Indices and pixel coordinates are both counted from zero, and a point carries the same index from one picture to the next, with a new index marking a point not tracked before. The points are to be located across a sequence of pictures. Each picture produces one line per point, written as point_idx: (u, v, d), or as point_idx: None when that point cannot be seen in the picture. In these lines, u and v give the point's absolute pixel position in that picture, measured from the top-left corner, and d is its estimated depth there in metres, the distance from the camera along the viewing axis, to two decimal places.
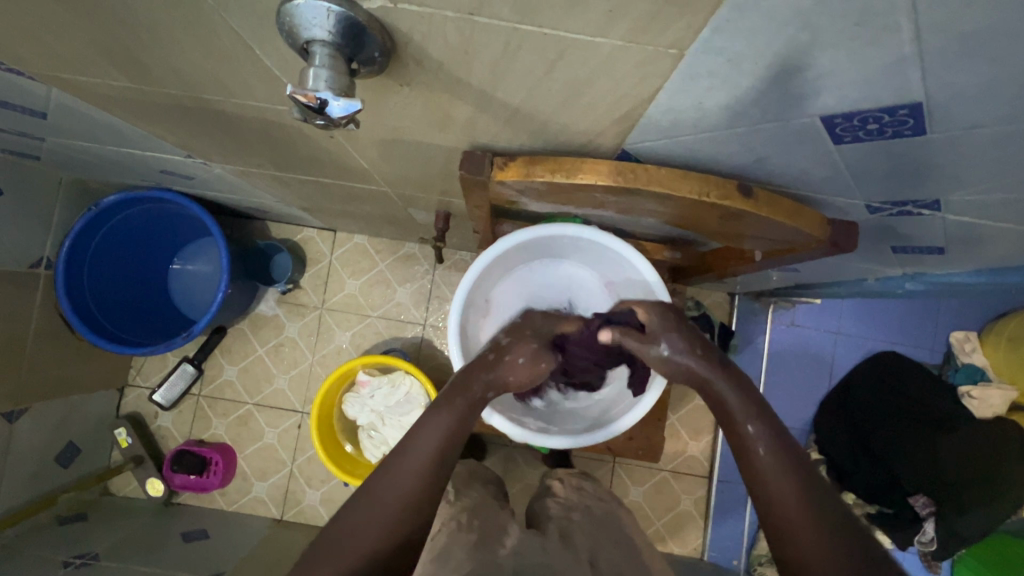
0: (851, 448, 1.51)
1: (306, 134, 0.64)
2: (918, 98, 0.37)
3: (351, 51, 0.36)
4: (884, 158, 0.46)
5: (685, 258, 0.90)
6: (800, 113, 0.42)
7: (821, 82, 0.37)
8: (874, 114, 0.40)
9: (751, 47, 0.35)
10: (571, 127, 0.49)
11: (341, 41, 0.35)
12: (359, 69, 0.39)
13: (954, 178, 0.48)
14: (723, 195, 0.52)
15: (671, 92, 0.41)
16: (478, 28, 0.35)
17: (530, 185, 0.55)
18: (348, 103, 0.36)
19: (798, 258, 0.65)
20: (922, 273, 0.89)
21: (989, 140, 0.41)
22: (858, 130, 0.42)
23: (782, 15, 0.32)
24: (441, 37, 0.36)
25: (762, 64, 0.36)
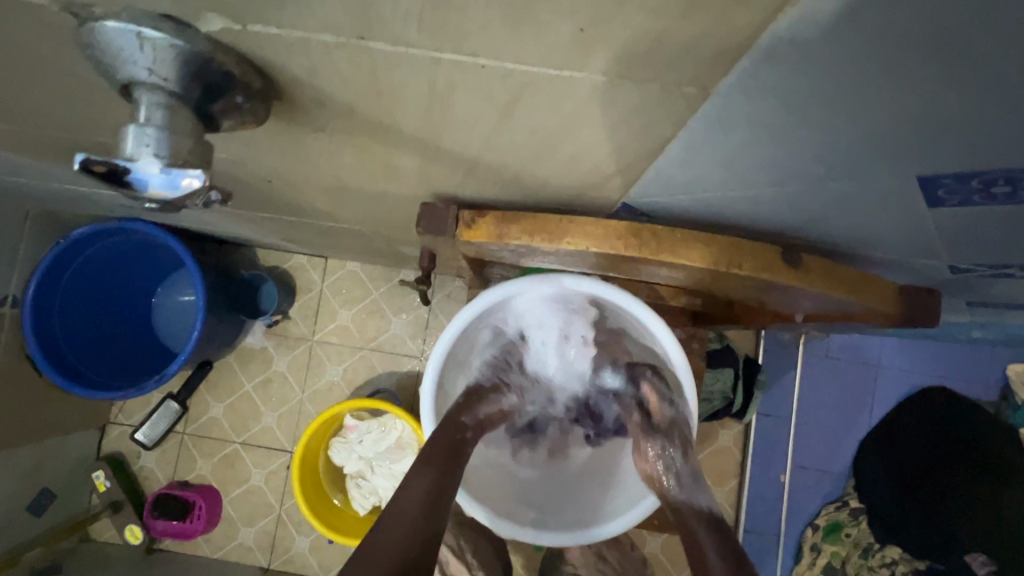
0: (892, 488, 1.36)
1: (241, 178, 0.53)
2: None
3: (198, 99, 0.31)
4: (994, 223, 0.34)
5: (706, 305, 0.77)
6: (890, 164, 0.30)
7: (925, 129, 0.27)
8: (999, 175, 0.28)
9: (817, 81, 0.25)
10: (550, 181, 0.38)
11: (180, 87, 0.29)
12: (221, 118, 0.33)
13: None
14: (762, 265, 0.39)
15: (711, 123, 0.30)
16: (382, 57, 0.26)
17: (505, 248, 0.43)
18: (178, 170, 0.30)
19: (853, 325, 0.52)
20: (995, 323, 0.74)
21: None
22: (972, 193, 0.31)
23: (860, 38, 0.22)
24: (334, 68, 0.28)
25: (830, 103, 0.26)
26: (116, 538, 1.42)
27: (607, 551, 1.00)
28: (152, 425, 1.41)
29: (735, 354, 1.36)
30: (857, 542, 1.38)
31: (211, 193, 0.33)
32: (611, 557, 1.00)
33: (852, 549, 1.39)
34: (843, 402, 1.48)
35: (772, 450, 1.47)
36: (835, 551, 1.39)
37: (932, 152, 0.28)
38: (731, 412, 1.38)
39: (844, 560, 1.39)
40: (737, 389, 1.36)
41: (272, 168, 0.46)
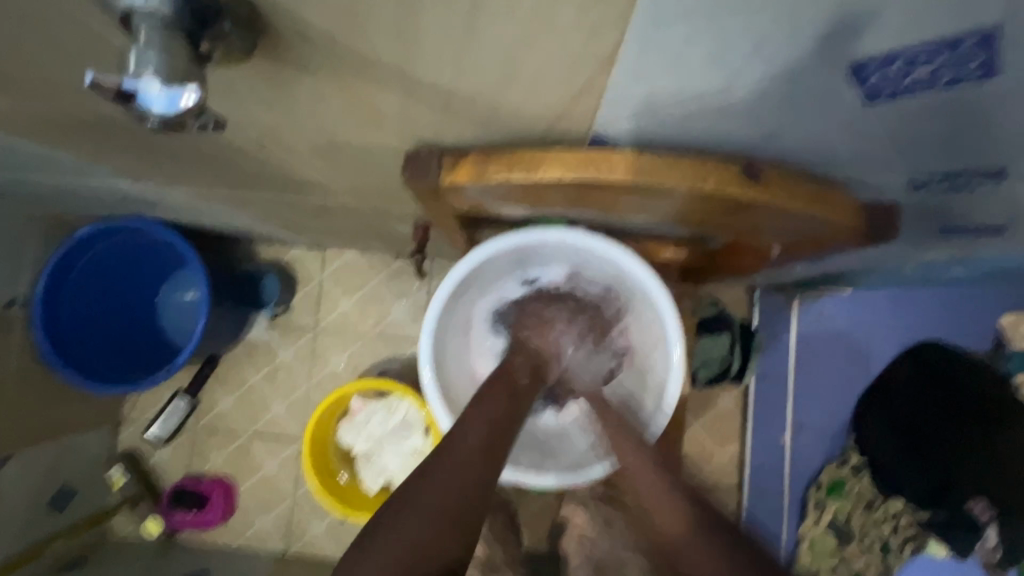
0: (895, 443, 1.36)
1: (235, 146, 0.56)
2: (994, 17, 0.28)
3: (195, 30, 0.32)
4: (936, 114, 0.36)
5: (691, 257, 0.80)
6: (818, 59, 0.32)
7: (857, 14, 0.28)
8: (926, 50, 0.31)
9: None
10: (522, 110, 0.40)
11: (179, 14, 0.31)
12: (211, 57, 0.35)
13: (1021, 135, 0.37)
14: (723, 181, 0.41)
15: (643, 42, 0.31)
16: None
17: (486, 187, 0.45)
18: (178, 88, 0.32)
19: (823, 249, 0.55)
20: (972, 258, 0.76)
21: None
22: (903, 77, 0.33)
23: None
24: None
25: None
26: (136, 532, 1.45)
27: (617, 517, 0.99)
28: (164, 420, 1.45)
29: (730, 318, 1.39)
30: (861, 496, 1.40)
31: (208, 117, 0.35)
32: (621, 522, 0.98)
33: (857, 503, 1.40)
34: (839, 361, 1.50)
35: (772, 411, 1.49)
36: (839, 506, 1.41)
37: (861, 40, 0.30)
38: (730, 375, 1.41)
39: (849, 513, 1.41)
40: (734, 352, 1.39)
41: (263, 127, 0.48)
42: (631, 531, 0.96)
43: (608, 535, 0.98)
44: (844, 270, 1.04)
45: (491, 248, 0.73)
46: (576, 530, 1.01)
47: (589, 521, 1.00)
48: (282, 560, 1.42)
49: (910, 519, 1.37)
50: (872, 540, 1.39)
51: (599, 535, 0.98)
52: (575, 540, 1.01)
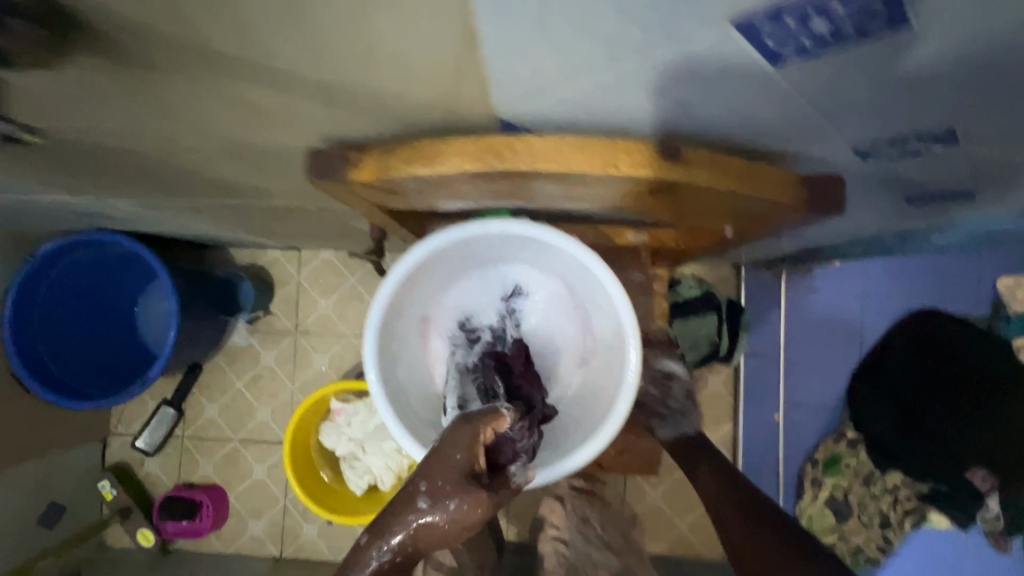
0: (888, 414, 1.34)
1: (147, 157, 0.53)
2: None
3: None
4: (863, 73, 0.31)
5: (654, 239, 0.76)
6: (705, 18, 0.27)
7: None
8: (814, 5, 0.25)
9: None
10: (409, 99, 0.36)
11: None
12: (33, 65, 0.30)
13: (971, 86, 0.32)
14: (638, 162, 0.37)
15: (496, 7, 0.27)
16: None
17: (393, 183, 0.42)
18: None
19: (775, 226, 0.52)
20: (950, 224, 0.72)
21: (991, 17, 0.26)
22: (799, 36, 0.28)
23: None
24: None
25: None
26: (131, 543, 1.46)
27: (591, 515, 0.97)
28: (151, 431, 1.44)
29: (715, 298, 1.35)
30: (857, 472, 1.37)
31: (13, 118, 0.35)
32: (594, 519, 0.97)
33: (852, 479, 1.37)
34: (830, 334, 1.46)
35: (764, 390, 1.46)
36: (835, 483, 1.39)
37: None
38: (718, 356, 1.37)
39: (846, 491, 1.38)
40: (722, 332, 1.36)
41: (154, 133, 0.45)
42: (603, 530, 0.95)
43: (582, 535, 0.93)
44: (824, 243, 1.00)
45: (393, 275, 0.65)
46: (552, 527, 0.96)
47: (564, 516, 0.96)
48: (277, 564, 1.42)
49: (910, 491, 1.33)
50: (870, 517, 1.36)
51: (574, 535, 0.92)
52: (549, 542, 0.94)
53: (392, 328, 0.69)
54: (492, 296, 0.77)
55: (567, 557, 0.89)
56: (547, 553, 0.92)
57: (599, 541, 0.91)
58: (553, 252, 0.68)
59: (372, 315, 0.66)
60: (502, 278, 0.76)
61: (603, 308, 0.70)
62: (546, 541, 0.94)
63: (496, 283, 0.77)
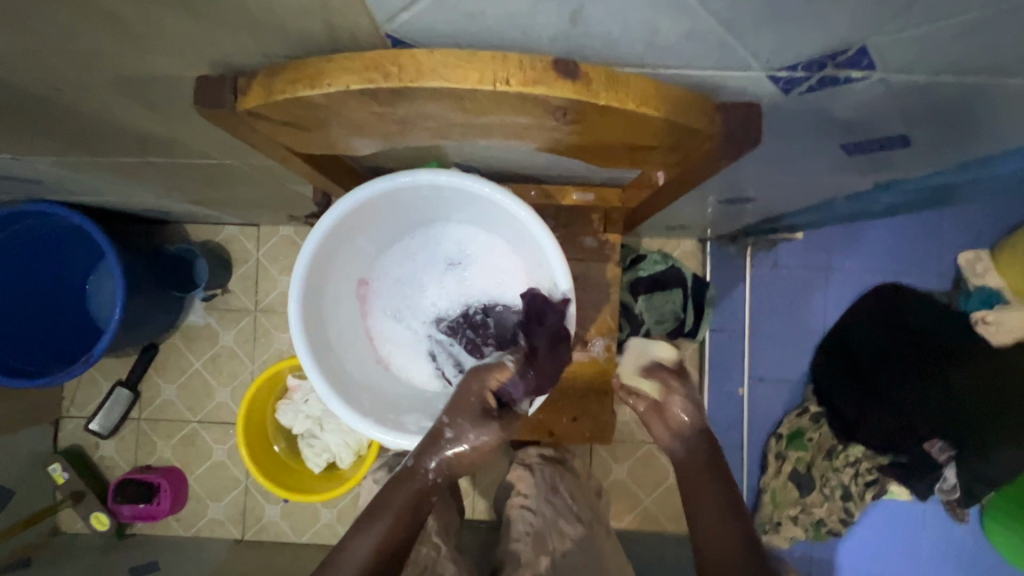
0: (848, 387, 1.35)
1: (38, 97, 0.49)
2: None
3: None
4: None
5: (600, 199, 0.74)
6: None
7: None
8: None
9: None
10: (282, 10, 0.32)
11: None
12: None
13: None
14: (533, 78, 0.34)
15: None
16: None
17: (285, 112, 0.39)
18: None
19: (704, 169, 0.50)
20: (897, 181, 0.71)
21: None
22: None
23: None
24: None
25: None
26: (86, 528, 1.42)
27: (561, 485, 0.95)
28: (106, 413, 1.40)
29: (680, 273, 1.34)
30: (820, 445, 1.38)
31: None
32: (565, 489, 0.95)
33: (815, 453, 1.38)
34: (795, 310, 1.46)
35: (730, 366, 1.46)
36: (799, 457, 1.39)
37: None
38: (684, 332, 1.37)
39: (809, 464, 1.38)
40: (687, 307, 1.35)
41: (29, 63, 0.41)
42: (573, 500, 0.92)
43: (549, 503, 0.91)
44: (780, 210, 0.98)
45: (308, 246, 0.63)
46: (518, 495, 0.95)
47: (532, 484, 0.95)
48: (238, 545, 1.39)
49: (871, 463, 1.32)
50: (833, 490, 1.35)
51: (540, 503, 0.91)
52: (517, 509, 0.92)
53: (321, 303, 0.67)
54: (429, 257, 0.75)
55: (534, 525, 0.87)
56: (515, 520, 0.90)
57: (569, 512, 0.89)
58: (472, 198, 0.66)
59: (294, 293, 0.64)
60: (434, 237, 0.74)
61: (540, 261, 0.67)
62: (513, 509, 0.92)
63: (430, 243, 0.74)
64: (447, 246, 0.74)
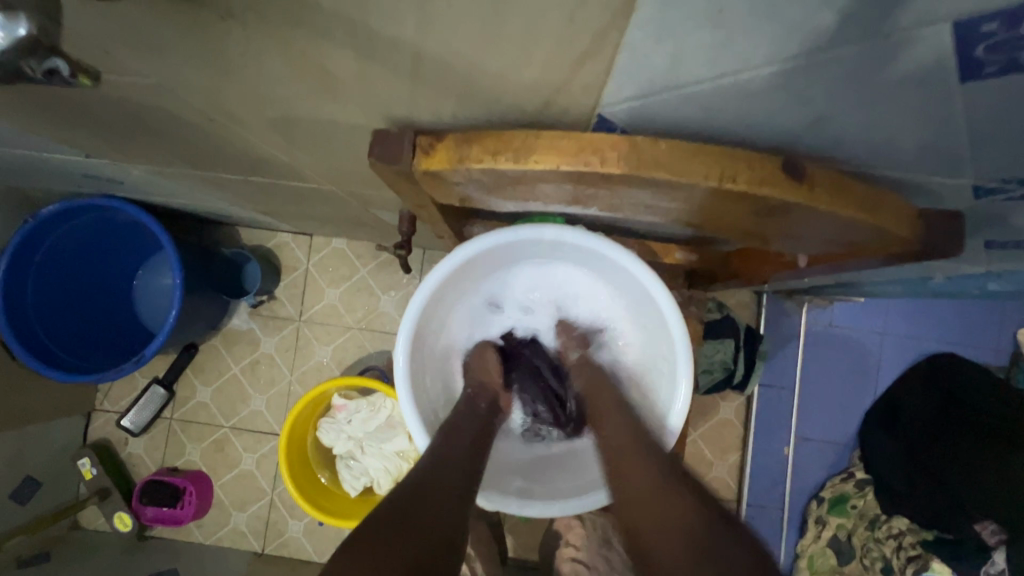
0: (899, 451, 1.30)
1: (177, 119, 0.49)
2: None
3: None
4: None
5: (703, 261, 0.72)
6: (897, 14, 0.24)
7: None
8: None
9: None
10: (508, 85, 0.32)
11: None
12: None
13: None
14: (759, 179, 0.34)
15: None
16: None
17: (468, 176, 0.39)
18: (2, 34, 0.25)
19: (858, 262, 0.49)
20: (1011, 273, 0.69)
21: None
22: (1009, 53, 0.25)
23: None
24: None
25: None
26: (106, 526, 1.39)
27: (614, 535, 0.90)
28: (138, 411, 1.38)
29: (735, 324, 1.32)
30: (863, 514, 1.34)
31: (53, 58, 0.28)
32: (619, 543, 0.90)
33: (858, 522, 1.34)
34: (845, 371, 1.44)
35: (775, 422, 1.42)
36: (840, 523, 1.35)
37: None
38: (732, 384, 1.34)
39: (850, 532, 1.34)
40: (738, 359, 1.33)
41: (199, 99, 0.41)
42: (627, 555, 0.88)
43: (604, 560, 0.88)
44: (862, 279, 0.96)
45: (418, 298, 0.68)
46: (569, 546, 0.92)
47: (584, 537, 0.91)
48: (258, 559, 1.36)
49: (915, 538, 1.25)
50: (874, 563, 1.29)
51: (594, 558, 0.88)
52: (566, 563, 0.90)
53: (419, 350, 0.72)
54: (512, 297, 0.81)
55: None
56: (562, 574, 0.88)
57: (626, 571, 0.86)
58: (569, 252, 0.70)
59: (400, 344, 0.69)
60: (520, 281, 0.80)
61: (649, 310, 0.71)
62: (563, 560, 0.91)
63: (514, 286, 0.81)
64: (532, 286, 0.81)
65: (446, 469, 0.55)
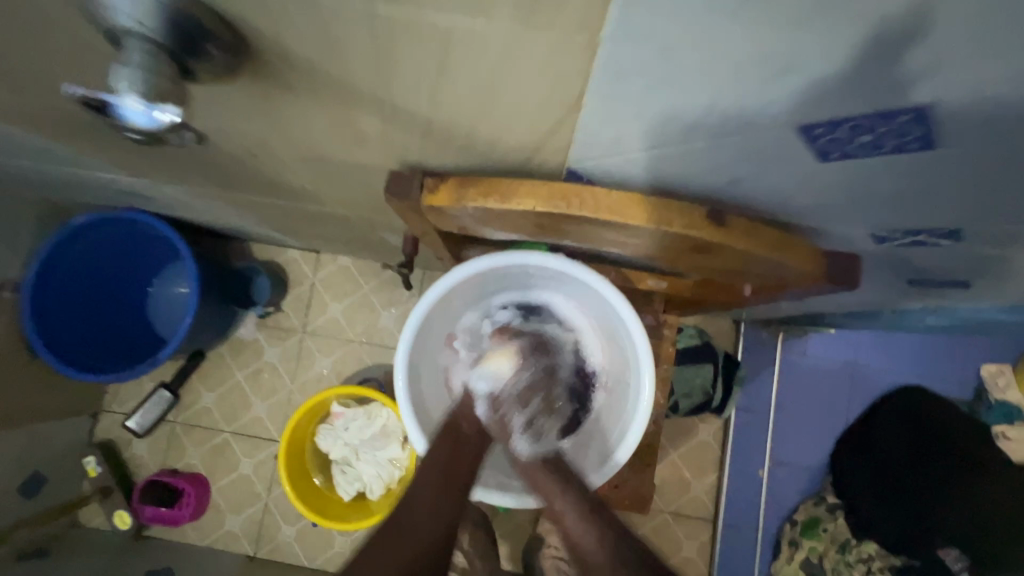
0: (866, 473, 1.38)
1: (225, 151, 0.58)
2: (915, 101, 0.32)
3: (174, 46, 0.34)
4: (886, 178, 0.40)
5: (673, 288, 0.81)
6: (771, 114, 0.35)
7: (793, 85, 0.32)
8: (864, 120, 0.34)
9: (691, 42, 0.29)
10: (497, 141, 0.43)
11: (166, 36, 0.34)
12: (195, 66, 0.37)
13: (954, 189, 0.40)
14: (689, 224, 0.44)
15: (606, 95, 0.35)
16: (333, 16, 0.31)
17: (463, 212, 0.48)
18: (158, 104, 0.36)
19: (791, 295, 0.58)
20: (944, 309, 0.79)
21: (993, 156, 0.36)
22: (849, 139, 0.37)
23: (706, 10, 0.27)
24: (294, 24, 0.33)
25: (724, 66, 0.31)
26: (104, 524, 1.44)
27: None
28: (144, 412, 1.45)
29: (714, 350, 1.40)
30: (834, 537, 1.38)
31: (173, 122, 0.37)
32: None
33: (830, 544, 1.38)
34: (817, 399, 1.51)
35: (751, 445, 1.49)
36: (812, 546, 1.39)
37: (773, 104, 0.34)
38: (710, 407, 1.42)
39: (822, 555, 1.38)
40: (716, 384, 1.40)
41: (251, 136, 0.51)
42: None
43: None
44: (825, 311, 1.05)
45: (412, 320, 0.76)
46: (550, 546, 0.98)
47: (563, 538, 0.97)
48: (249, 562, 1.41)
49: (885, 564, 1.30)
50: None
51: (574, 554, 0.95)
52: (549, 560, 0.97)
53: (416, 364, 0.81)
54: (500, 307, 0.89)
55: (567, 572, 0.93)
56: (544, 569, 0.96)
57: None
58: (544, 272, 0.78)
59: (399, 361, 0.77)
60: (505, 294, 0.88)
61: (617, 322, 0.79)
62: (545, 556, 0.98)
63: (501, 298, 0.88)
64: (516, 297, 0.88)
65: (424, 521, 0.71)
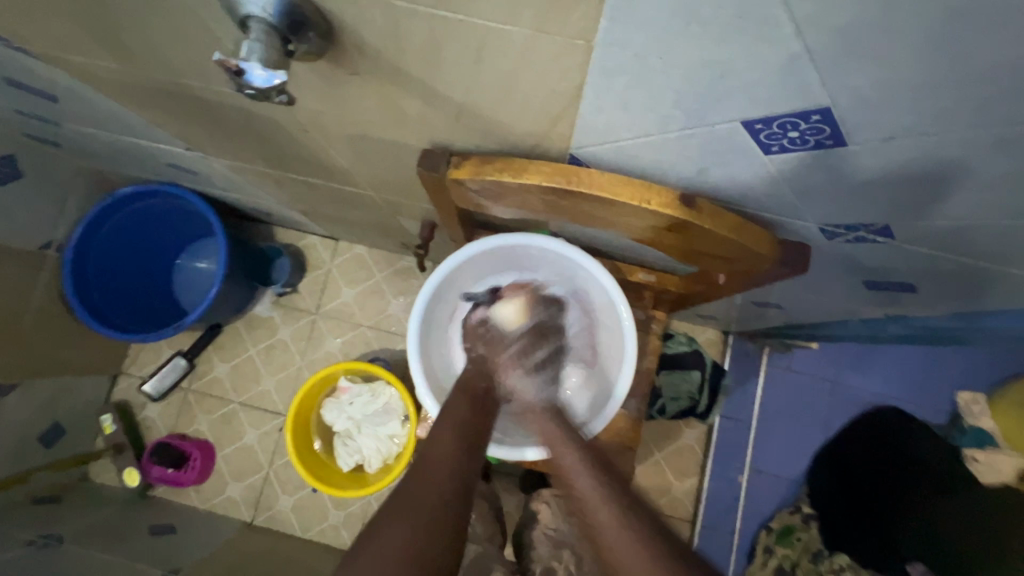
0: (839, 488, 1.48)
1: (281, 125, 0.69)
2: (825, 103, 0.42)
3: (283, 31, 0.44)
4: (819, 169, 0.51)
5: (660, 283, 0.89)
6: (724, 112, 0.45)
7: (738, 88, 0.42)
8: (791, 119, 0.44)
9: (660, 50, 0.39)
10: (514, 125, 0.53)
11: (277, 22, 0.43)
12: (295, 49, 0.46)
13: (876, 177, 0.50)
14: (665, 203, 0.54)
15: (598, 89, 0.45)
16: (400, 15, 0.41)
17: (482, 184, 0.57)
18: (272, 71, 0.44)
19: (755, 281, 0.67)
20: (904, 316, 0.89)
21: (898, 150, 0.46)
22: (785, 134, 0.46)
23: (671, 24, 0.37)
24: (369, 19, 0.43)
25: (685, 69, 0.41)
26: (113, 481, 1.52)
27: None
28: (160, 378, 1.54)
29: (702, 357, 1.47)
30: (807, 546, 1.45)
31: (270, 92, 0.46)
32: None
33: (803, 552, 1.45)
34: (800, 413, 1.56)
35: (734, 452, 1.55)
36: (786, 553, 1.45)
37: (723, 103, 0.44)
38: (695, 412, 1.50)
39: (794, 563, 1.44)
40: (702, 391, 1.49)
41: (308, 113, 0.61)
42: None
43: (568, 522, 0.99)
44: (805, 321, 1.14)
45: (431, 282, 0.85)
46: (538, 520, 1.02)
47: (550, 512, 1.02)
48: (247, 527, 1.48)
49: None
50: None
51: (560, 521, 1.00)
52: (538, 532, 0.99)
53: (427, 328, 0.89)
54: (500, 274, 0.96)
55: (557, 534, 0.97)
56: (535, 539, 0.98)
57: None
58: (552, 256, 0.88)
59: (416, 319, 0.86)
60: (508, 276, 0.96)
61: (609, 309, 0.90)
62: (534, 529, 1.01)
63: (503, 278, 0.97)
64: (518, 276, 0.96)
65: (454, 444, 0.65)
